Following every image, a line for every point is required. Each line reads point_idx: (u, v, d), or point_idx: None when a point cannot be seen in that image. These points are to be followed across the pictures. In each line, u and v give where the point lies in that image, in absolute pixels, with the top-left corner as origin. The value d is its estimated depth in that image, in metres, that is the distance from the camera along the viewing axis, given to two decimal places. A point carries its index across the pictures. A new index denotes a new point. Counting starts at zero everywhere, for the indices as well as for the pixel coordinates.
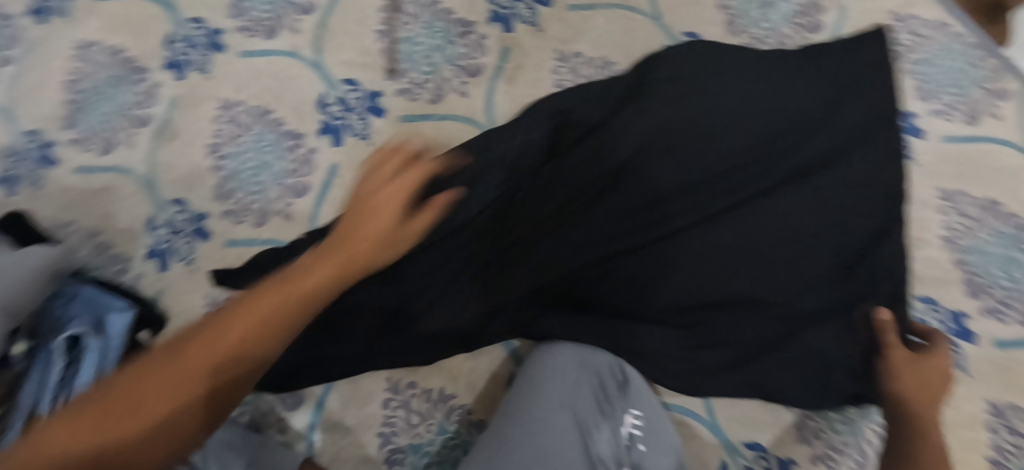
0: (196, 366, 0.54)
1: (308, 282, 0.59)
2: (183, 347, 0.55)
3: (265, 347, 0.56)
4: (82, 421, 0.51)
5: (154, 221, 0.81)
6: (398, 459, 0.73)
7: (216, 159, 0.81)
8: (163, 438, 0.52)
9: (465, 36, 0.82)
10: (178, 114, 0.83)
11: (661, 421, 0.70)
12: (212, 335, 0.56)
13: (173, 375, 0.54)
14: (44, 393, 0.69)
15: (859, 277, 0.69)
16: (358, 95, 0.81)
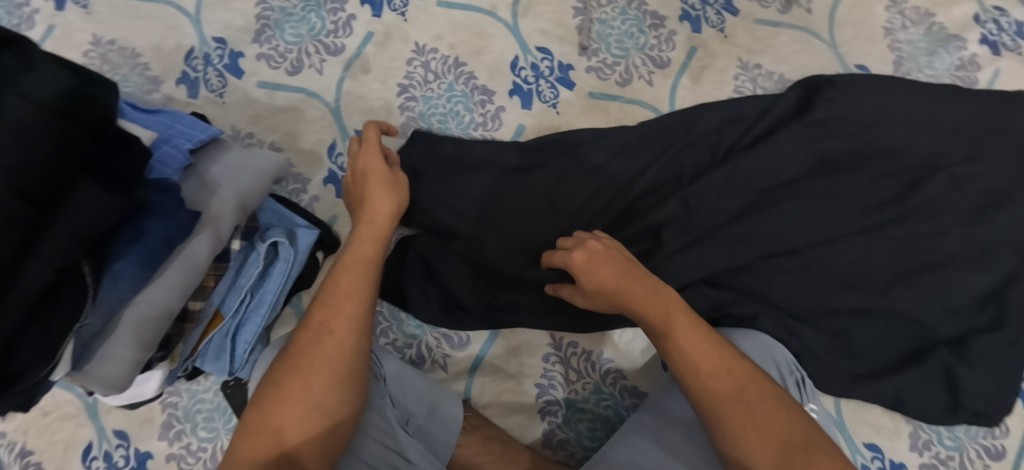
0: (342, 333, 0.67)
1: (382, 203, 0.74)
2: (320, 319, 0.68)
3: (353, 290, 0.69)
4: (293, 379, 0.66)
5: (336, 147, 0.85)
6: (552, 410, 0.81)
7: (405, 100, 0.85)
8: (323, 372, 0.66)
9: (656, 28, 0.86)
10: (371, 49, 0.86)
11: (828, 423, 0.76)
12: (336, 284, 0.69)
13: (323, 318, 0.68)
14: (236, 292, 0.76)
15: (990, 308, 0.79)
16: (550, 63, 0.85)
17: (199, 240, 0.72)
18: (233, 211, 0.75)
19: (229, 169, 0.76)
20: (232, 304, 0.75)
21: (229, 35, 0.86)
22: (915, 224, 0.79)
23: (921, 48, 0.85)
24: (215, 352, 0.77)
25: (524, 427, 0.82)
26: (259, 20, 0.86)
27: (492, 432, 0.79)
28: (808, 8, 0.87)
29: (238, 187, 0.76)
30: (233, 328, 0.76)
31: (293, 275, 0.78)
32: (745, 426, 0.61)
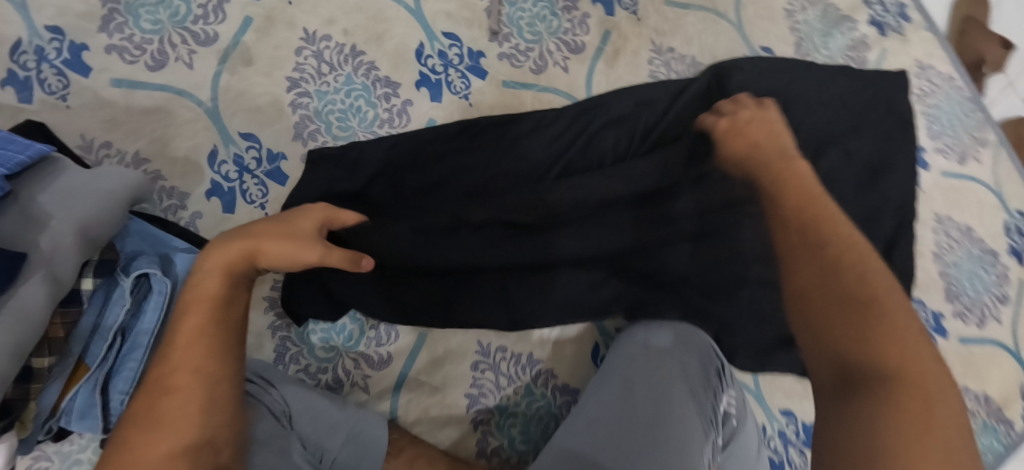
0: (188, 386, 0.51)
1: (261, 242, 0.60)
2: (160, 373, 0.51)
3: (201, 332, 0.53)
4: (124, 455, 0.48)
5: (218, 154, 0.73)
6: (484, 419, 0.74)
7: (297, 95, 0.75)
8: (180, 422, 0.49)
9: (569, 11, 0.82)
10: (251, 37, 0.74)
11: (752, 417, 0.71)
12: (179, 326, 0.53)
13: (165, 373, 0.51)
14: (102, 336, 0.62)
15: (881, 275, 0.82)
16: (459, 51, 0.79)
17: (31, 285, 0.53)
18: (77, 245, 0.56)
19: (65, 194, 0.58)
20: (98, 351, 0.62)
21: (66, 23, 0.72)
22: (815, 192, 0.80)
23: (817, 29, 0.87)
24: (84, 408, 0.62)
25: (455, 442, 0.74)
26: (105, 5, 0.72)
27: (420, 448, 0.70)
28: None
29: (80, 214, 0.57)
30: (104, 377, 0.63)
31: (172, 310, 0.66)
32: (817, 300, 0.51)
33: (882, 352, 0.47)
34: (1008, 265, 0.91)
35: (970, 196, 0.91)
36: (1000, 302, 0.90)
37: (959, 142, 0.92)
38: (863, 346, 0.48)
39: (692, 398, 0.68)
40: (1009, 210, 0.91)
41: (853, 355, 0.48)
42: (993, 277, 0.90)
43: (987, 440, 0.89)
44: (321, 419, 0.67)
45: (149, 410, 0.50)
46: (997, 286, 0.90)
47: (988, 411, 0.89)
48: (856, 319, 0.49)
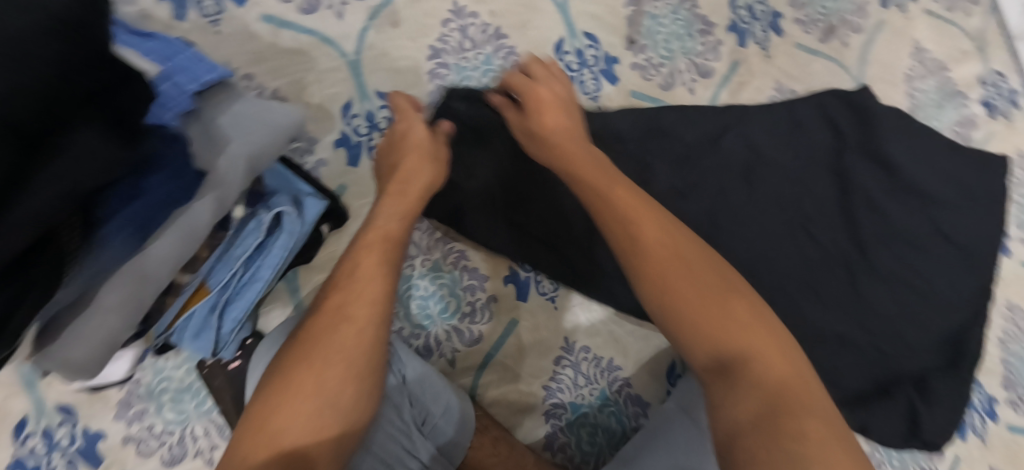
0: (362, 321, 0.54)
1: (413, 170, 0.66)
2: (337, 302, 0.55)
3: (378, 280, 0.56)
4: (281, 387, 0.51)
5: (351, 108, 0.73)
6: (557, 414, 0.75)
7: (436, 65, 0.75)
8: (340, 366, 0.52)
9: (704, 35, 0.84)
10: (402, 0, 0.75)
11: None
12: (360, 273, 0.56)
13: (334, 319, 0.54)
14: (230, 263, 0.62)
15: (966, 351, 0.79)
16: (596, 53, 0.80)
17: (200, 205, 0.56)
18: (244, 175, 0.58)
19: (244, 120, 0.59)
20: (224, 278, 0.62)
21: None
22: (894, 257, 0.78)
23: (932, 101, 0.89)
24: (196, 330, 0.64)
25: (524, 429, 0.75)
26: None
27: (500, 432, 0.72)
28: (843, 42, 0.88)
29: (253, 143, 0.59)
30: (221, 304, 0.64)
31: (295, 250, 0.66)
32: (684, 300, 0.52)
33: (722, 323, 0.51)
34: None
35: None
36: None
37: None
38: (715, 313, 0.51)
39: None
40: None
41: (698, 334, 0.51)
42: None
43: None
44: (432, 387, 0.67)
45: (319, 339, 0.53)
46: None
47: None
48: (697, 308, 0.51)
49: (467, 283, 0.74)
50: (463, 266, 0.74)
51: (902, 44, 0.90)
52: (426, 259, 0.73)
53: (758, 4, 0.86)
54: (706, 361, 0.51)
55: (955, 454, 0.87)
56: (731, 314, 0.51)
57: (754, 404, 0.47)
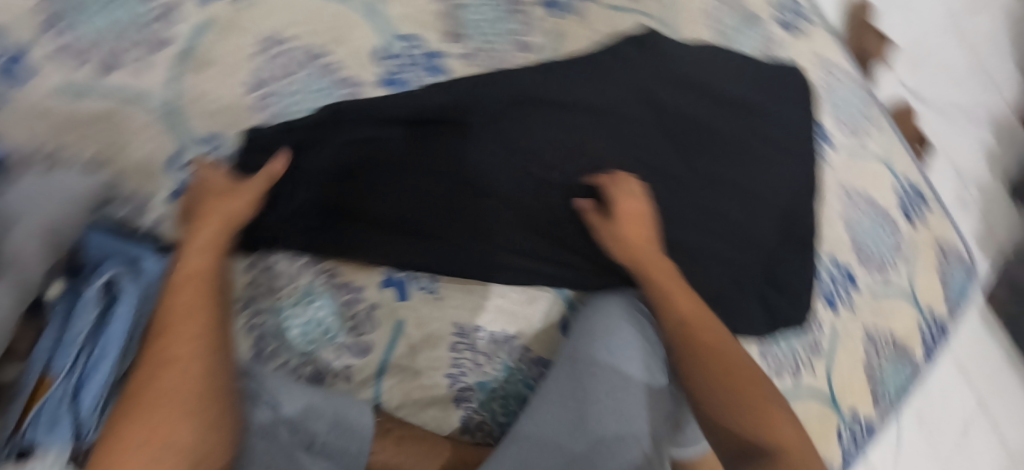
0: (189, 358, 0.56)
1: (210, 215, 0.64)
2: (158, 346, 0.56)
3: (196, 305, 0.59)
4: (117, 438, 0.52)
5: (180, 157, 0.72)
6: (467, 397, 0.77)
7: (261, 97, 0.74)
8: (177, 403, 0.54)
9: (521, 14, 0.86)
10: (211, 41, 0.73)
11: None
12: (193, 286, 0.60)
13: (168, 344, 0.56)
14: (71, 344, 0.60)
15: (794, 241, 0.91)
16: (419, 52, 0.81)
17: None
18: None
19: (31, 195, 0.63)
20: (68, 360, 0.60)
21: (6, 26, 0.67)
22: (716, 172, 0.88)
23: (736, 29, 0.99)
24: (49, 425, 0.58)
25: (438, 420, 0.77)
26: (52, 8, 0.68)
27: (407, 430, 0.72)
28: None
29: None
30: (74, 388, 0.60)
31: (144, 314, 0.64)
32: (706, 374, 0.70)
33: (733, 390, 0.69)
34: (899, 222, 1.08)
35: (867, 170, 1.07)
36: (896, 256, 1.07)
37: (861, 126, 1.08)
38: (718, 391, 0.69)
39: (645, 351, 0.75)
40: (898, 176, 1.09)
41: (716, 401, 0.69)
42: (891, 236, 1.07)
43: (896, 374, 1.05)
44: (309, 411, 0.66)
45: (150, 382, 0.54)
46: (893, 242, 1.07)
47: (897, 349, 1.06)
48: (712, 376, 0.69)
49: (345, 298, 0.74)
50: (336, 283, 0.74)
51: None
52: (297, 285, 0.73)
53: None
54: (702, 387, 0.70)
55: (831, 324, 1.01)
56: (734, 395, 0.68)
57: (736, 419, 0.68)
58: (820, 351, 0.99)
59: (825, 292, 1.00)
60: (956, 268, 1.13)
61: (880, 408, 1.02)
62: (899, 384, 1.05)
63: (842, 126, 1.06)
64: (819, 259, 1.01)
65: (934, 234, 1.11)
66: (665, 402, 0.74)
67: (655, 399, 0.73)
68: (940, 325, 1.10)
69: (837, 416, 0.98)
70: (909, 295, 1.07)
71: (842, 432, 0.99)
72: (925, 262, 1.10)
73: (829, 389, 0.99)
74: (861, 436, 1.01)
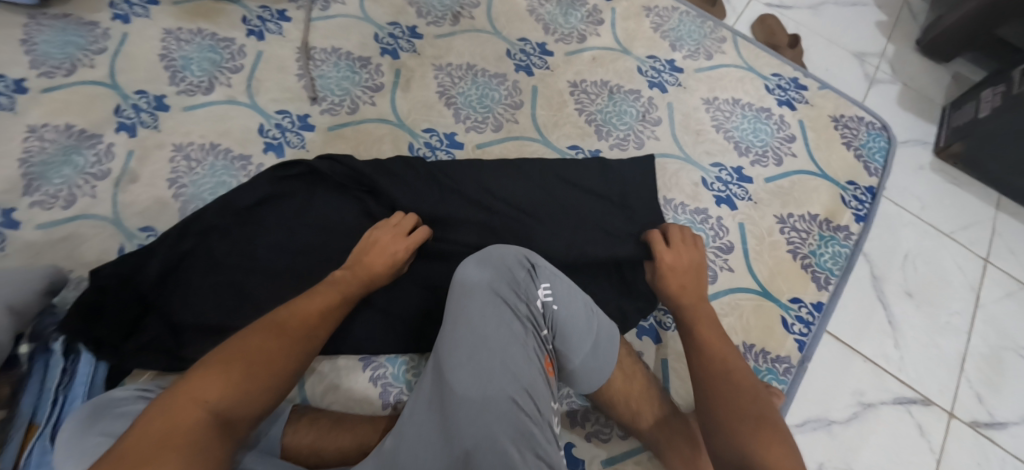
0: (230, 381, 0.69)
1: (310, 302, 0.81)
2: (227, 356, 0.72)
3: (256, 403, 0.71)
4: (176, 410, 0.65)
5: (124, 249, 0.94)
6: (381, 375, 0.94)
7: (176, 189, 0.98)
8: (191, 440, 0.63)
9: (365, 67, 1.09)
10: (135, 163, 0.99)
11: (567, 294, 0.87)
12: (263, 358, 0.73)
13: (194, 393, 0.67)
14: (46, 395, 0.80)
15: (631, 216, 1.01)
16: (290, 119, 1.04)
17: None
18: (10, 317, 0.79)
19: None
20: (46, 409, 0.79)
21: None
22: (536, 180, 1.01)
23: (556, 13, 1.16)
24: (39, 458, 0.75)
25: (360, 401, 0.92)
26: (25, 178, 0.96)
27: (319, 414, 0.87)
28: (470, 16, 1.15)
29: (8, 297, 0.80)
30: (51, 431, 0.78)
31: (97, 379, 0.85)
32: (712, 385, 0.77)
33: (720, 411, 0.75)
34: (781, 113, 1.14)
35: (725, 77, 1.15)
36: (788, 142, 1.12)
37: (702, 46, 1.17)
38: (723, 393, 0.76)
39: (504, 301, 0.84)
40: (764, 76, 1.16)
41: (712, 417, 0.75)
42: (772, 126, 1.13)
43: (832, 249, 1.07)
44: None
45: (202, 400, 0.67)
46: (779, 131, 1.13)
47: (820, 225, 1.08)
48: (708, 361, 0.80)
49: None
50: None
51: None
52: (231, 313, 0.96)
53: (394, 29, 1.12)
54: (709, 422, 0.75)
55: (736, 222, 1.07)
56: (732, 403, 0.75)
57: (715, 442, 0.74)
58: (733, 253, 1.05)
59: (718, 195, 1.08)
60: (866, 135, 1.15)
61: (822, 287, 1.05)
62: (837, 258, 1.07)
63: (690, 55, 1.16)
64: (704, 169, 1.09)
65: (826, 111, 1.16)
66: (527, 343, 0.82)
67: (510, 340, 0.81)
68: (868, 192, 1.11)
69: (776, 305, 1.03)
70: (818, 173, 1.11)
71: (790, 321, 1.02)
72: (822, 138, 1.13)
73: (756, 284, 1.04)
74: (808, 317, 1.03)
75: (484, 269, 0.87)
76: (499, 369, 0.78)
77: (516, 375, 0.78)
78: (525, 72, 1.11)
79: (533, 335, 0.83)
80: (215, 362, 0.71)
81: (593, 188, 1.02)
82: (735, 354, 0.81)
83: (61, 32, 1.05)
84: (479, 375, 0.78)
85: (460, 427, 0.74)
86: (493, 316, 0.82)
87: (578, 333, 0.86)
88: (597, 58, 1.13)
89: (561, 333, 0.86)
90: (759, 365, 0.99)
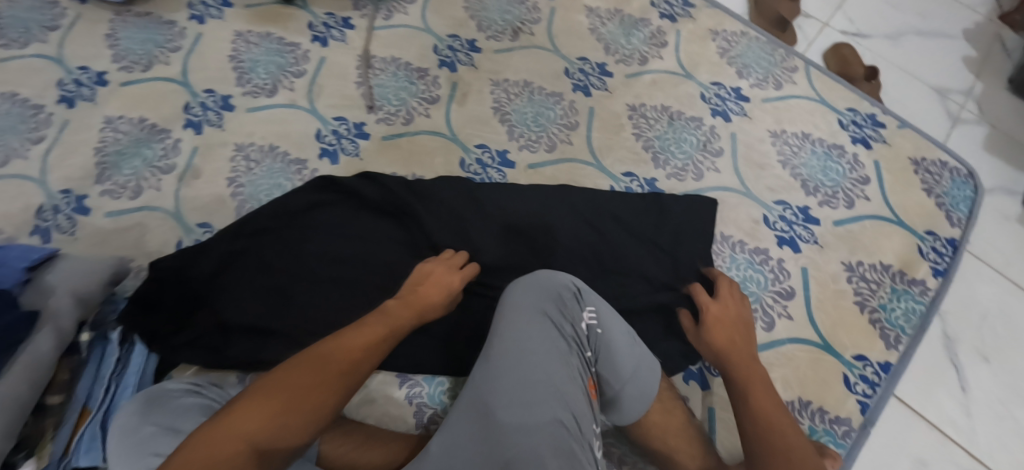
0: (269, 417, 0.65)
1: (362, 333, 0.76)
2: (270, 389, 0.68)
3: (292, 437, 0.66)
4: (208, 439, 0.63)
5: (182, 243, 0.98)
6: (417, 394, 0.93)
7: (235, 188, 1.01)
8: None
9: (423, 78, 1.09)
10: (199, 160, 1.03)
11: (611, 318, 0.86)
12: (301, 396, 0.68)
13: (231, 426, 0.64)
14: (98, 383, 0.83)
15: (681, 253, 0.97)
16: (347, 126, 1.05)
17: (43, 333, 0.80)
18: (72, 306, 0.83)
19: (67, 274, 0.85)
20: (97, 395, 0.82)
21: (72, 185, 1.00)
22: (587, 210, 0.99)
23: (618, 33, 1.13)
24: (88, 443, 0.78)
25: (394, 418, 0.91)
26: (98, 167, 1.01)
27: (355, 428, 0.87)
28: (531, 32, 1.13)
29: (73, 285, 0.85)
30: (102, 417, 0.81)
31: (148, 370, 0.88)
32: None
33: None
34: (855, 152, 1.07)
35: (795, 110, 1.09)
36: (861, 184, 1.05)
37: (772, 75, 1.11)
38: None
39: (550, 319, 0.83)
40: (838, 111, 1.09)
41: None
42: (845, 165, 1.06)
43: (905, 304, 0.99)
44: None
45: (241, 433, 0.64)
46: (852, 171, 1.06)
47: (892, 277, 1.01)
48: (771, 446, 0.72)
49: None
50: None
51: (577, 12, 1.15)
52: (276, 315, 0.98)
53: (453, 42, 1.12)
54: None
55: (798, 266, 1.01)
56: None
57: None
58: (793, 299, 0.99)
59: (781, 235, 1.02)
60: (950, 182, 1.06)
61: (892, 346, 0.97)
62: (910, 315, 0.99)
63: (758, 83, 1.10)
64: (766, 206, 1.03)
65: (905, 153, 1.08)
66: (572, 362, 0.81)
67: (556, 359, 0.80)
68: (948, 245, 1.03)
69: (838, 361, 0.96)
70: (892, 220, 1.03)
71: (852, 380, 0.95)
72: (899, 182, 1.06)
73: (817, 336, 0.97)
74: (874, 377, 0.96)
75: (532, 286, 0.86)
76: (546, 388, 0.78)
77: (563, 396, 0.78)
78: (582, 93, 1.09)
79: (577, 355, 0.83)
80: (256, 392, 0.67)
81: (646, 222, 0.98)
82: (797, 433, 0.74)
83: (141, 29, 1.11)
84: (525, 394, 0.77)
85: (508, 440, 0.74)
86: (541, 334, 0.82)
87: (620, 360, 0.85)
88: (658, 82, 1.10)
89: (605, 357, 0.85)
90: (815, 425, 0.93)
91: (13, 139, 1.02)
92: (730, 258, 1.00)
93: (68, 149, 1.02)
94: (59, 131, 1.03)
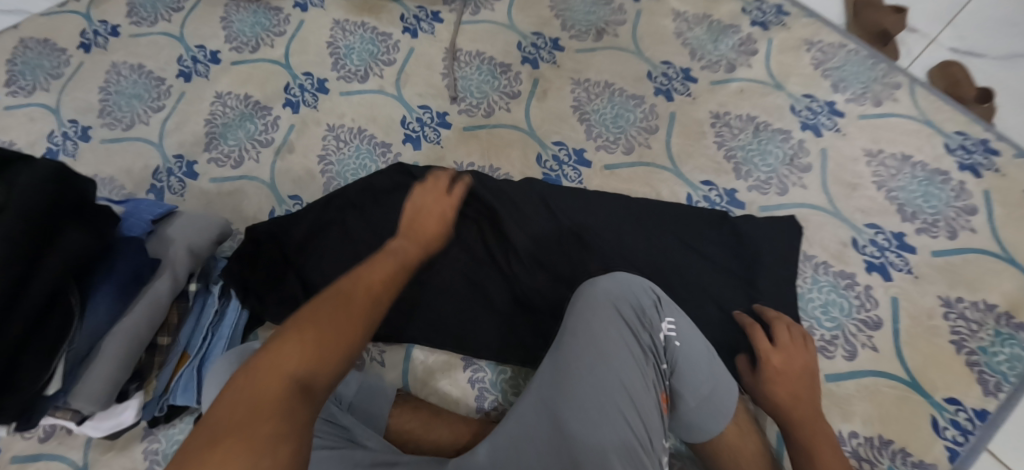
0: (304, 348, 0.62)
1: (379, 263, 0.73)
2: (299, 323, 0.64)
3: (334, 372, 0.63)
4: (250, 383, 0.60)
5: (274, 212, 1.04)
6: (480, 378, 0.93)
7: (324, 165, 1.07)
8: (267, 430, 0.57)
9: (506, 73, 1.11)
10: (295, 136, 1.09)
11: (690, 329, 0.83)
12: (331, 326, 0.64)
13: (274, 362, 0.61)
14: (199, 330, 0.89)
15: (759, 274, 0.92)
16: (430, 115, 1.09)
17: (161, 280, 0.82)
18: (188, 257, 0.85)
19: (187, 229, 0.88)
20: (197, 341, 0.88)
21: (184, 150, 1.09)
22: (669, 222, 0.96)
23: (705, 39, 1.11)
24: (186, 384, 0.86)
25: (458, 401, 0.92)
26: (207, 136, 1.10)
27: (421, 403, 0.89)
28: (615, 34, 1.13)
29: (190, 239, 0.87)
30: (199, 363, 0.87)
31: (240, 323, 0.93)
32: None
33: None
34: (962, 179, 0.98)
35: (896, 129, 1.02)
36: (967, 214, 0.96)
37: (870, 91, 1.05)
38: None
39: (626, 327, 0.81)
40: (944, 133, 1.01)
41: None
42: (948, 193, 0.97)
43: (1009, 350, 0.89)
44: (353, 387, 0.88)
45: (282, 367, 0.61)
46: (956, 200, 0.97)
47: (997, 319, 0.91)
48: None
49: None
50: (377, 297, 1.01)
51: (662, 16, 1.14)
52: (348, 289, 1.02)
53: (538, 39, 1.14)
54: None
55: (888, 296, 0.93)
56: None
57: None
58: (880, 331, 0.92)
59: (870, 261, 0.95)
60: None
61: (991, 392, 0.88)
62: (1015, 362, 0.89)
63: (855, 99, 1.04)
64: (855, 228, 0.97)
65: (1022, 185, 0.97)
66: (645, 374, 0.78)
67: (626, 366, 0.78)
68: None
69: (926, 402, 0.88)
70: (1002, 256, 0.94)
71: (941, 424, 0.87)
72: (1013, 215, 0.96)
73: (905, 372, 0.89)
74: (967, 424, 0.87)
75: (610, 289, 0.83)
76: (615, 402, 0.76)
77: (630, 408, 0.76)
78: (664, 97, 1.07)
79: (652, 365, 0.80)
80: (292, 324, 0.64)
81: (732, 243, 0.93)
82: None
83: (253, 14, 1.20)
84: (592, 408, 0.75)
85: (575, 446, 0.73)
86: (614, 345, 0.79)
87: (700, 373, 0.81)
88: (745, 90, 1.06)
89: (680, 369, 0.81)
90: (896, 466, 0.85)
91: (139, 107, 1.13)
92: (811, 279, 0.95)
93: (182, 119, 1.12)
94: (177, 102, 1.13)
